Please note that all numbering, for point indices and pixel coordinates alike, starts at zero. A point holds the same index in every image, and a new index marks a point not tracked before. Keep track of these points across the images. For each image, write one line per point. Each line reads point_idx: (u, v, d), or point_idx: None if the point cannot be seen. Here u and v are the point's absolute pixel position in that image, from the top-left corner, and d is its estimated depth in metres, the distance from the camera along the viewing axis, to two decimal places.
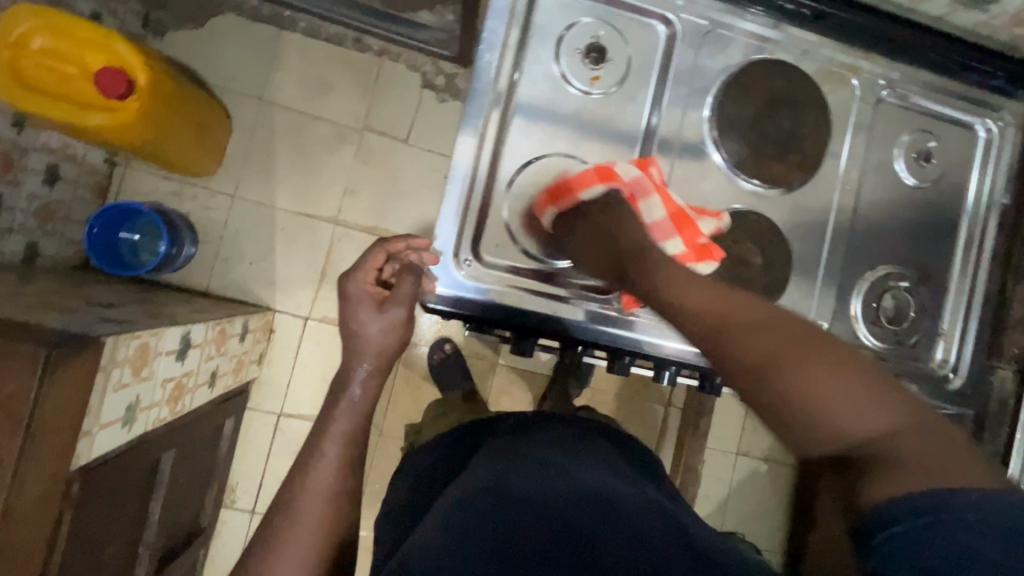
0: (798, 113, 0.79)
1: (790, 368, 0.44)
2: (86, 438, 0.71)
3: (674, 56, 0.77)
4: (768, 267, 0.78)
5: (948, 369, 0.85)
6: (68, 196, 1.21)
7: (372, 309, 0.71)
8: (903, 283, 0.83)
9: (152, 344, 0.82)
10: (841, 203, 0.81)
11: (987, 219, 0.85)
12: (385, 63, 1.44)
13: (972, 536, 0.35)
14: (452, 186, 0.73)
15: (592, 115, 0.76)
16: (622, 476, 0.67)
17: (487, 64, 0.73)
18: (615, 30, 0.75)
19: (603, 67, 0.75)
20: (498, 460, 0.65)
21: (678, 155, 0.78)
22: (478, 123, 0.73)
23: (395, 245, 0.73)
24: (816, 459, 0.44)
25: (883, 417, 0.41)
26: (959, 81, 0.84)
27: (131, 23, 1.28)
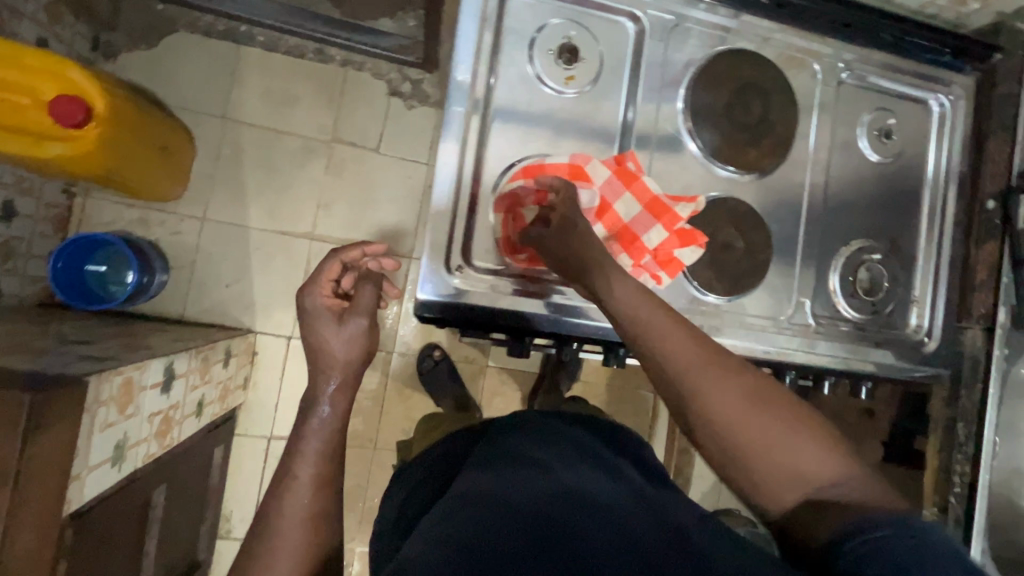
0: (766, 100, 0.81)
1: (755, 428, 0.56)
2: (75, 482, 0.68)
3: (644, 51, 0.78)
4: (749, 251, 0.81)
5: (923, 333, 0.89)
6: (27, 231, 1.16)
7: (334, 321, 0.79)
8: (875, 255, 0.86)
9: (135, 379, 0.79)
10: (812, 183, 0.84)
11: (947, 188, 0.89)
12: (349, 72, 1.42)
13: (912, 543, 0.45)
14: (437, 195, 0.73)
15: (569, 114, 0.77)
16: (604, 470, 0.67)
17: (462, 69, 0.73)
18: (585, 29, 0.77)
19: (577, 67, 0.76)
20: (492, 463, 0.68)
21: (655, 150, 0.79)
22: (458, 130, 0.73)
23: (350, 254, 0.81)
24: (766, 491, 0.56)
25: (825, 460, 0.55)
26: (912, 59, 0.87)
27: (80, 46, 1.23)
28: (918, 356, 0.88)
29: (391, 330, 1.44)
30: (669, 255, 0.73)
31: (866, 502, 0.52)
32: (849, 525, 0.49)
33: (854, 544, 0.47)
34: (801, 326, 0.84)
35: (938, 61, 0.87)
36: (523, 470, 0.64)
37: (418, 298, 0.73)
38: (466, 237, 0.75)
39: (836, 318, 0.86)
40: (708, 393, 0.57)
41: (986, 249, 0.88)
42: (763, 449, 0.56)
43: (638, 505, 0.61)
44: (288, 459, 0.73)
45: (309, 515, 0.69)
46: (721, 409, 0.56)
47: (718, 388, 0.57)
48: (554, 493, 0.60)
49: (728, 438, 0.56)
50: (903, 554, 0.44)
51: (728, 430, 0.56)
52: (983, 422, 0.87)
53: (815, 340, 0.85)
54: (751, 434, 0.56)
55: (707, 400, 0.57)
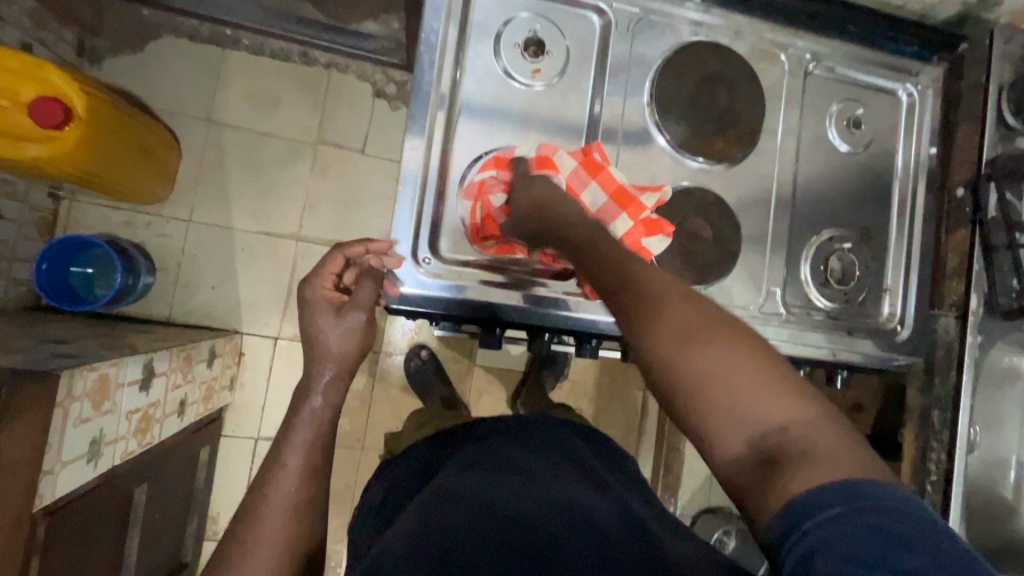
0: (733, 91, 0.82)
1: (702, 362, 0.48)
2: (48, 477, 0.68)
3: (610, 44, 0.79)
4: (718, 241, 0.81)
5: (895, 321, 0.90)
6: (12, 234, 1.17)
7: (334, 314, 0.72)
8: (846, 245, 0.87)
9: (112, 376, 0.80)
10: (782, 173, 0.85)
11: (917, 178, 0.90)
12: (333, 74, 1.43)
13: (873, 516, 0.39)
14: (405, 189, 0.74)
15: (537, 106, 0.78)
16: (586, 476, 0.69)
17: (428, 64, 0.73)
18: (551, 23, 0.77)
19: (543, 60, 0.77)
20: (477, 465, 0.68)
21: (622, 143, 0.80)
22: (424, 124, 0.74)
23: (352, 250, 0.71)
24: (726, 438, 0.47)
25: (786, 406, 0.47)
26: (880, 50, 0.88)
27: (65, 51, 1.25)
28: (892, 346, 0.89)
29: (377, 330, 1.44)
30: (637, 244, 0.73)
31: (830, 455, 0.44)
32: (804, 494, 0.42)
33: (814, 525, 0.40)
34: (773, 316, 0.85)
35: (905, 52, 0.88)
36: (504, 474, 0.65)
37: (386, 287, 0.74)
38: (434, 231, 0.76)
39: (809, 308, 0.86)
40: (647, 325, 0.52)
41: (958, 237, 0.88)
42: (714, 389, 0.48)
43: (617, 509, 0.62)
44: (277, 446, 0.69)
45: (295, 503, 0.66)
46: (670, 333, 0.50)
47: (668, 312, 0.51)
48: (539, 495, 0.61)
49: (682, 365, 0.49)
50: (867, 534, 0.38)
51: (682, 357, 0.49)
52: (960, 407, 0.85)
53: (790, 329, 0.85)
54: (709, 364, 0.48)
55: (660, 321, 0.51)
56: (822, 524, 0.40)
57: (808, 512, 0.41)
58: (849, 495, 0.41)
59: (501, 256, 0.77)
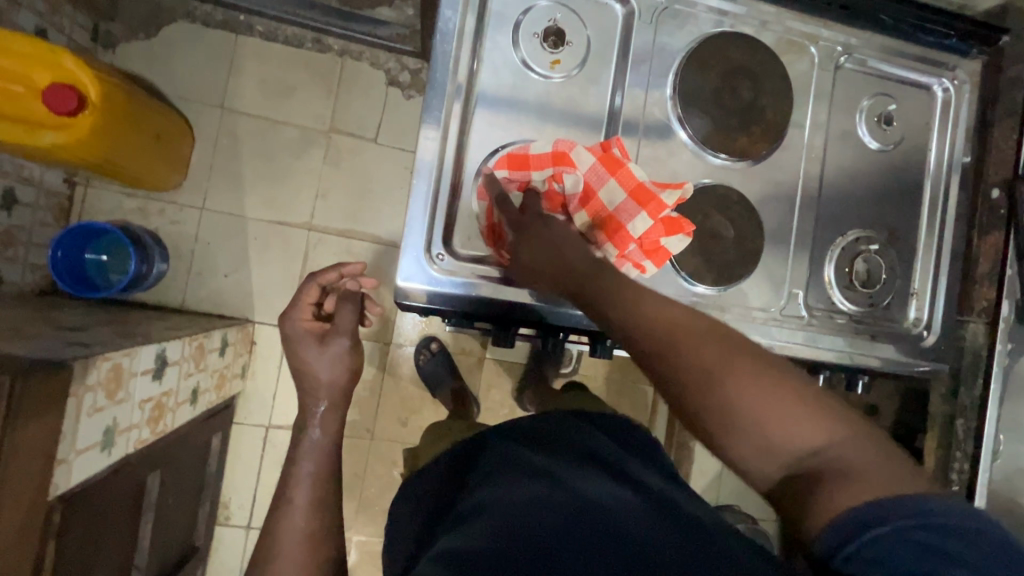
0: (757, 85, 0.79)
1: (729, 398, 0.51)
2: (62, 466, 0.69)
3: (633, 34, 0.76)
4: (740, 240, 0.79)
5: (921, 327, 0.86)
6: (28, 220, 1.17)
7: (316, 344, 0.79)
8: (872, 247, 0.84)
9: (125, 365, 0.80)
10: (807, 171, 0.82)
11: (950, 176, 0.86)
12: (347, 61, 1.41)
13: (922, 532, 0.42)
14: (419, 181, 0.72)
15: (556, 99, 0.76)
16: (603, 469, 0.68)
17: (446, 54, 0.72)
18: (571, 13, 0.75)
19: (562, 50, 0.75)
20: (503, 472, 0.69)
21: (643, 138, 0.77)
22: (440, 116, 0.72)
23: (326, 276, 0.80)
24: (762, 463, 0.51)
25: (814, 429, 0.50)
26: (915, 43, 0.84)
27: (79, 36, 1.24)
28: (916, 354, 0.85)
29: (387, 320, 1.44)
30: (655, 244, 0.72)
31: (868, 472, 0.47)
32: (851, 512, 0.45)
33: (866, 541, 0.43)
34: (794, 319, 0.82)
35: (943, 44, 0.84)
36: (525, 478, 0.66)
37: (398, 285, 0.73)
38: (448, 227, 0.74)
39: (831, 311, 0.84)
40: (672, 363, 0.54)
41: (989, 241, 0.85)
42: (742, 422, 0.51)
43: (639, 502, 0.62)
44: (284, 481, 0.74)
45: (307, 534, 0.70)
46: (698, 368, 0.53)
47: (694, 348, 0.54)
48: (559, 503, 0.60)
49: (711, 400, 0.52)
50: (916, 551, 0.41)
51: (710, 392, 0.52)
52: (984, 419, 0.84)
53: (809, 333, 0.82)
54: (736, 397, 0.51)
55: (687, 357, 0.53)
56: (863, 548, 0.43)
57: (850, 533, 0.44)
58: (888, 513, 0.44)
59: None
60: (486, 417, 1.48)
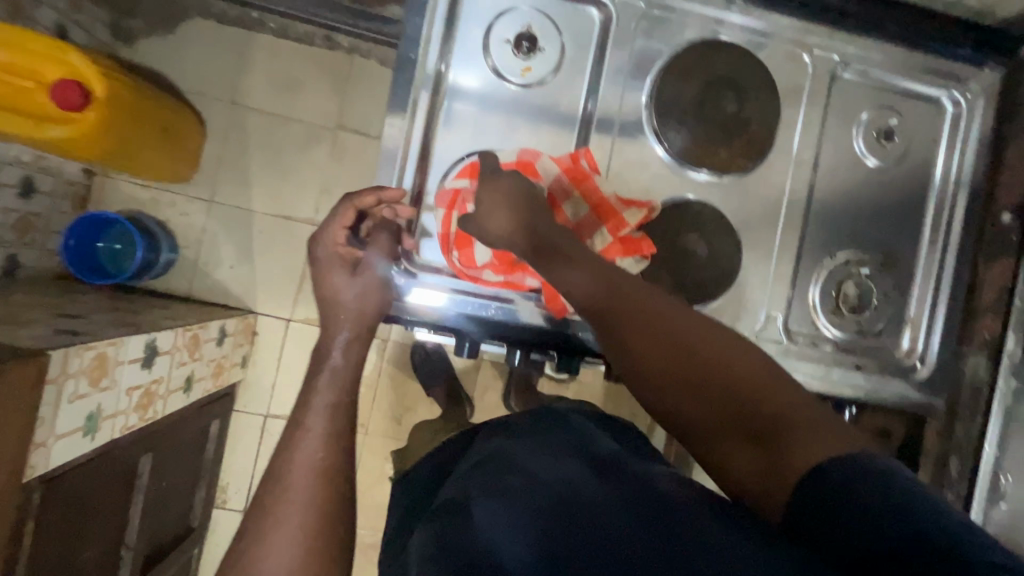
0: (742, 95, 0.77)
1: (690, 358, 0.60)
2: (41, 449, 0.72)
3: (609, 41, 0.75)
4: (713, 259, 0.77)
5: (915, 358, 0.83)
6: (46, 207, 1.23)
7: (347, 272, 0.74)
8: (864, 270, 0.81)
9: (110, 354, 0.83)
10: (795, 187, 0.79)
11: (955, 194, 0.82)
12: (356, 60, 1.43)
13: (893, 498, 0.47)
14: (385, 165, 0.75)
15: (524, 105, 0.76)
16: (588, 459, 0.60)
17: (414, 48, 0.73)
18: (545, 16, 0.74)
19: (535, 57, 0.75)
20: (479, 466, 0.61)
21: (618, 135, 0.76)
22: (406, 105, 0.74)
23: (364, 200, 0.73)
24: (723, 422, 0.58)
25: (766, 385, 0.57)
26: (925, 53, 0.80)
27: (99, 32, 1.28)
28: (901, 380, 0.83)
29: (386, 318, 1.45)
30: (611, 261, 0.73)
31: (811, 426, 0.54)
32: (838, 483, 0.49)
33: (849, 511, 0.47)
34: (772, 343, 0.80)
35: (954, 54, 0.80)
36: (504, 471, 0.58)
37: None
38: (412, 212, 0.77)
39: (816, 336, 0.81)
40: (642, 329, 0.62)
41: (996, 269, 0.80)
42: (702, 380, 0.59)
43: (618, 490, 0.54)
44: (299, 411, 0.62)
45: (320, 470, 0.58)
46: (664, 334, 0.61)
47: (660, 317, 0.62)
48: (537, 504, 0.52)
49: (674, 361, 0.60)
50: (898, 523, 0.45)
51: (674, 354, 0.60)
52: (981, 460, 0.80)
53: (792, 359, 0.80)
54: (694, 359, 0.60)
55: (654, 325, 0.62)
56: (847, 516, 0.47)
57: (838, 512, 0.48)
58: (860, 481, 0.48)
59: (469, 264, 0.78)
60: (481, 419, 1.47)
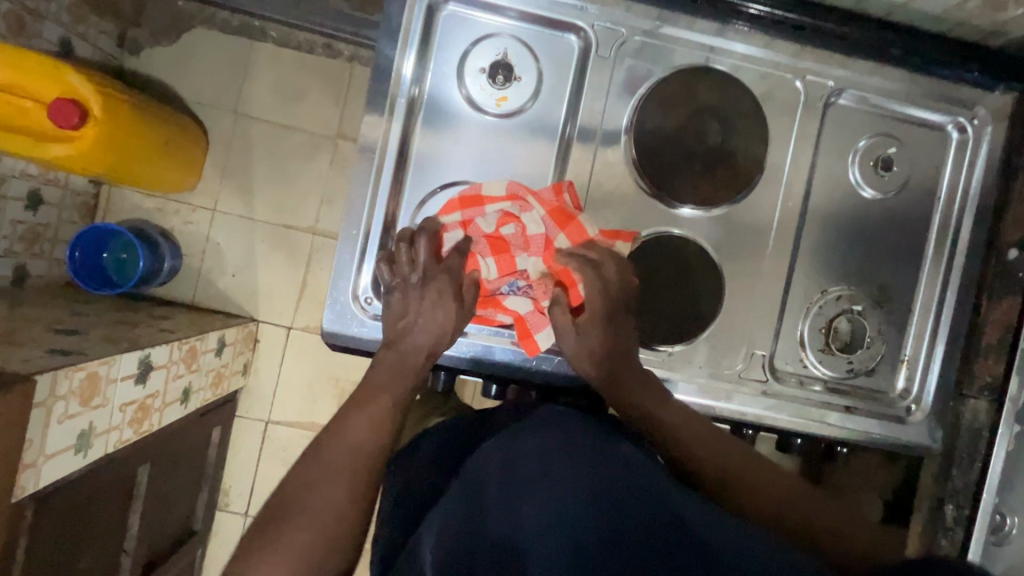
0: (727, 125, 0.81)
1: (735, 478, 0.71)
2: (31, 469, 0.75)
3: (587, 67, 0.80)
4: (694, 296, 0.83)
5: (909, 401, 0.87)
6: (54, 218, 1.26)
7: (456, 316, 0.75)
8: (857, 307, 0.85)
9: (102, 373, 0.85)
10: (783, 218, 0.84)
11: (963, 215, 0.86)
12: (356, 68, 1.42)
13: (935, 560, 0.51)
14: (362, 161, 0.79)
15: (500, 132, 0.81)
16: (613, 457, 0.57)
17: (390, 61, 0.78)
18: (522, 44, 0.79)
19: (511, 86, 0.79)
20: (491, 460, 0.59)
21: (601, 142, 0.81)
22: (383, 107, 0.78)
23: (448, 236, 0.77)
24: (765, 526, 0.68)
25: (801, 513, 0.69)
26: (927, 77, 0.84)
27: (105, 44, 1.30)
28: (903, 427, 0.86)
29: None
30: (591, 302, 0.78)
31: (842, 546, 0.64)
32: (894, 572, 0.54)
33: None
34: (757, 379, 0.85)
35: (963, 79, 0.84)
36: (529, 482, 0.53)
37: (326, 330, 0.80)
38: (389, 216, 0.81)
39: (805, 373, 0.86)
40: (697, 444, 0.74)
41: (1002, 306, 0.83)
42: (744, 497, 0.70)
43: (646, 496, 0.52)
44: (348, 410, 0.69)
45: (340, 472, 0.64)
46: (712, 454, 0.73)
47: (710, 440, 0.74)
48: (568, 518, 0.48)
49: (720, 475, 0.72)
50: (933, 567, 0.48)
51: (720, 467, 0.72)
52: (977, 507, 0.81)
53: (774, 398, 0.85)
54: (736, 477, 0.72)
55: (705, 445, 0.74)
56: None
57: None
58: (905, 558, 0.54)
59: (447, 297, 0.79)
60: None
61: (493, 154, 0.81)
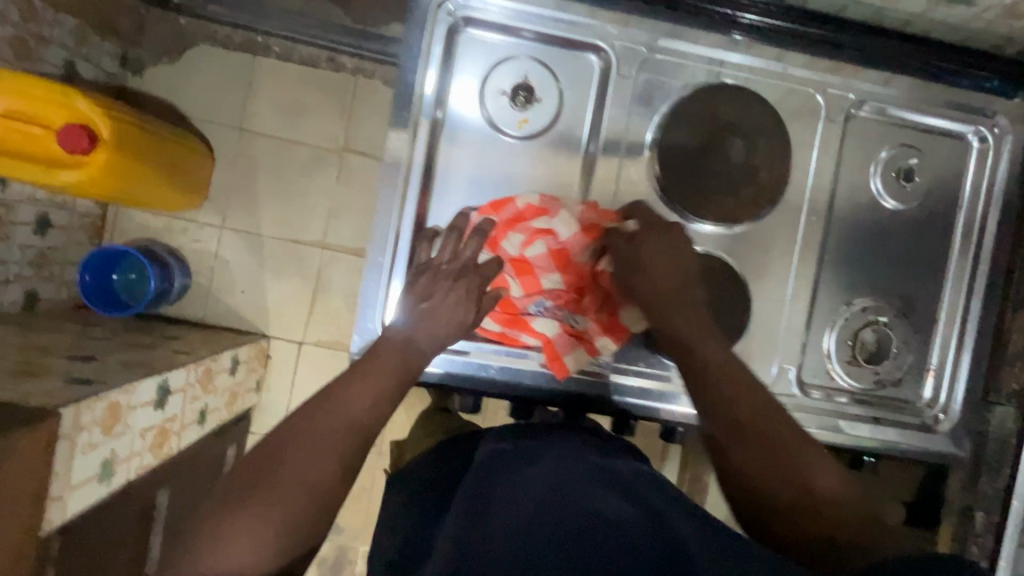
0: (752, 141, 0.88)
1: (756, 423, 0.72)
2: (58, 502, 0.74)
3: (607, 84, 0.87)
4: (725, 311, 0.89)
5: (937, 409, 0.94)
6: (62, 241, 1.25)
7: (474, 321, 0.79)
8: (880, 318, 0.93)
9: (123, 402, 0.84)
10: (807, 235, 0.91)
11: (982, 216, 0.92)
12: (360, 80, 1.41)
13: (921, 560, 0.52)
14: (392, 174, 0.85)
15: (521, 152, 0.88)
16: (608, 479, 0.64)
17: (415, 81, 0.84)
18: (543, 66, 0.86)
19: (531, 108, 0.87)
20: (499, 474, 0.66)
21: (625, 155, 0.88)
22: (408, 121, 0.85)
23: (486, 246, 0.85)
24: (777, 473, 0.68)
25: (815, 469, 0.68)
26: (948, 86, 0.90)
27: (108, 64, 1.29)
28: (928, 434, 0.94)
29: None
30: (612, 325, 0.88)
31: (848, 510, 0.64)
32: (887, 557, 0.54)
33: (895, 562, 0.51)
34: (787, 389, 0.92)
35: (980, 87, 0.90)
36: (529, 492, 0.60)
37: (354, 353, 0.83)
38: (417, 230, 0.87)
39: (833, 381, 0.93)
40: (725, 379, 0.75)
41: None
42: (762, 439, 0.71)
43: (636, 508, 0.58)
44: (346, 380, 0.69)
45: (330, 442, 0.63)
46: (738, 394, 0.74)
47: (739, 380, 0.75)
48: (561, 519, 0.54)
49: (743, 414, 0.72)
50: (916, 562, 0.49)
51: (744, 407, 0.73)
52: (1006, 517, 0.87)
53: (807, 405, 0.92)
54: (758, 420, 0.72)
55: (733, 384, 0.75)
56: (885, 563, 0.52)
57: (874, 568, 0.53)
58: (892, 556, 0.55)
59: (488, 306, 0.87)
60: None
61: (515, 171, 0.88)
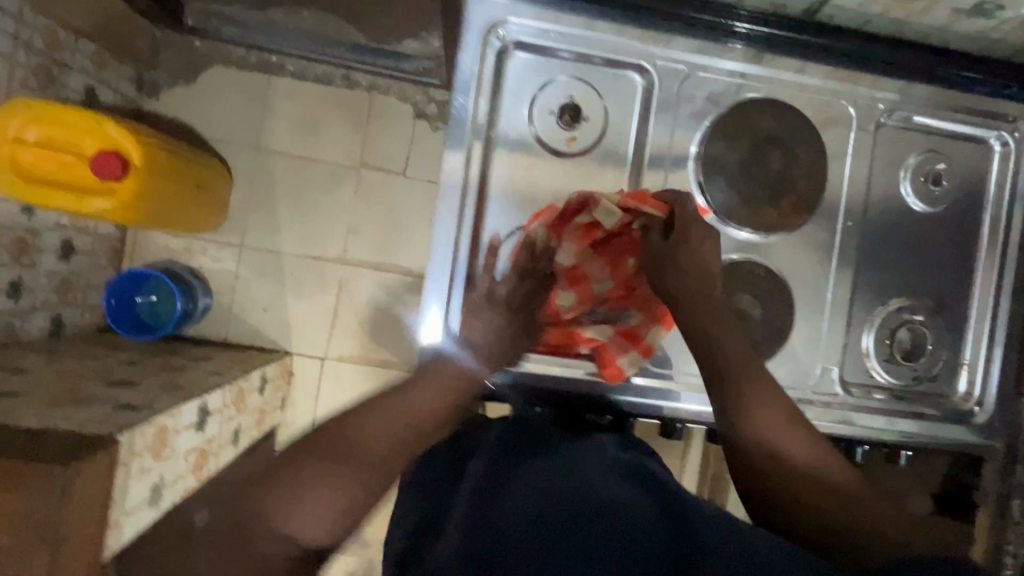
0: (788, 151, 0.93)
1: (765, 417, 0.76)
2: (115, 528, 0.75)
3: (651, 101, 0.92)
4: (766, 316, 0.94)
5: (973, 403, 1.00)
6: (85, 266, 1.25)
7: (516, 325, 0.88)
8: (916, 316, 0.98)
9: (170, 425, 0.85)
10: (843, 243, 0.96)
11: (1002, 216, 0.98)
12: (376, 97, 1.43)
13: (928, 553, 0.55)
14: (447, 194, 0.89)
15: (570, 168, 0.92)
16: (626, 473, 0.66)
17: (466, 105, 0.88)
18: (587, 85, 0.90)
19: (579, 126, 0.91)
20: (506, 460, 0.68)
21: (669, 168, 0.93)
22: (462, 143, 0.89)
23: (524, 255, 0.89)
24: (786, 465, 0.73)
25: (821, 463, 0.73)
26: (955, 93, 0.96)
27: (125, 87, 1.30)
28: (953, 424, 0.99)
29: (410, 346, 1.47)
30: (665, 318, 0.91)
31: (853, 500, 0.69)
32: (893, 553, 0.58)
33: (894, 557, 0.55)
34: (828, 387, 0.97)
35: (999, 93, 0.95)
36: (539, 481, 0.62)
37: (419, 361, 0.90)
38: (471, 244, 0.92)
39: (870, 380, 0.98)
40: (736, 375, 0.79)
41: None
42: (770, 436, 0.75)
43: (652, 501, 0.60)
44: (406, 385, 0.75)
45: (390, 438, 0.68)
46: (750, 390, 0.78)
47: (752, 377, 0.79)
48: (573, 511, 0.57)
49: (751, 408, 0.77)
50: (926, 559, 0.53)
51: (754, 401, 0.77)
52: None
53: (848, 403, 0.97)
54: (767, 414, 0.77)
55: (745, 381, 0.79)
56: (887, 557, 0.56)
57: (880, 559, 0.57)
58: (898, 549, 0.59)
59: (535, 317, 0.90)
60: None
61: (562, 186, 0.92)
